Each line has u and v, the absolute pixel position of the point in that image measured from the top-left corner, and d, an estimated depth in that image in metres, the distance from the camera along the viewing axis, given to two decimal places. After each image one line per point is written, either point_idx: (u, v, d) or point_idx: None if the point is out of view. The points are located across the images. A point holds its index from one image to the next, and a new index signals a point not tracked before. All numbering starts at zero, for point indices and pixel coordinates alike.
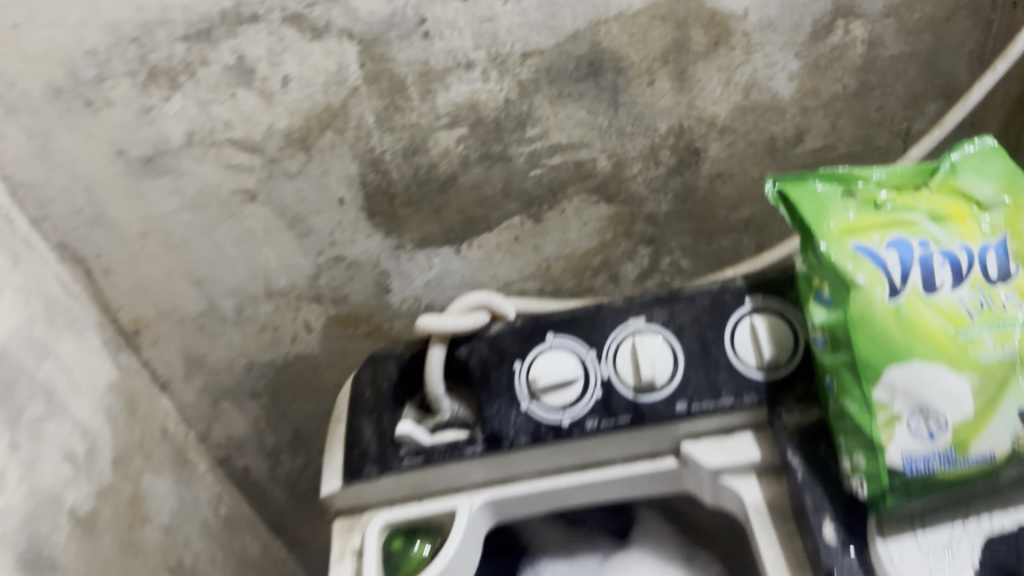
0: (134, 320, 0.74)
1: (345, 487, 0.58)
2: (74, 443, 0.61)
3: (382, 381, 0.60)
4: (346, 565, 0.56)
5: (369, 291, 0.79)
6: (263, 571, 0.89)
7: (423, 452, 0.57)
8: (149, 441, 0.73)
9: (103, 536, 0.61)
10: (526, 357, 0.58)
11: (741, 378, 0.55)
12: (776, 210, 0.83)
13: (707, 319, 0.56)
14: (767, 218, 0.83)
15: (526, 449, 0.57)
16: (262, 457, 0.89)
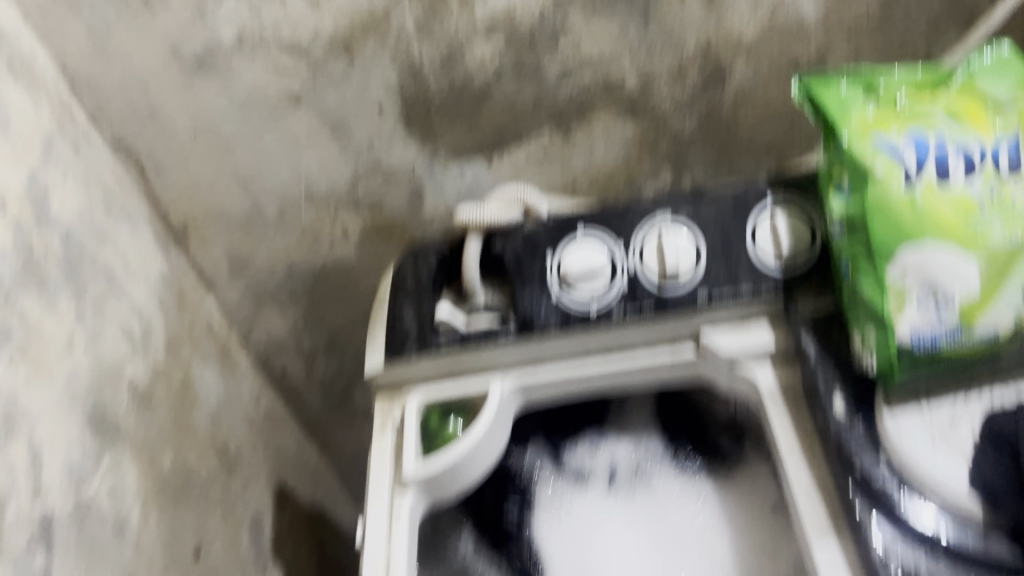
0: (183, 219, 0.78)
1: (387, 367, 0.63)
2: (131, 323, 0.66)
3: (422, 270, 0.64)
4: (387, 440, 0.62)
5: (404, 201, 0.81)
6: (295, 464, 0.96)
7: (459, 336, 0.62)
8: (197, 332, 0.79)
9: (158, 409, 0.67)
10: (557, 251, 0.62)
11: (760, 271, 0.59)
12: (800, 131, 0.81)
13: (730, 216, 0.60)
14: (792, 146, 0.82)
15: (556, 334, 0.61)
16: (300, 359, 0.94)
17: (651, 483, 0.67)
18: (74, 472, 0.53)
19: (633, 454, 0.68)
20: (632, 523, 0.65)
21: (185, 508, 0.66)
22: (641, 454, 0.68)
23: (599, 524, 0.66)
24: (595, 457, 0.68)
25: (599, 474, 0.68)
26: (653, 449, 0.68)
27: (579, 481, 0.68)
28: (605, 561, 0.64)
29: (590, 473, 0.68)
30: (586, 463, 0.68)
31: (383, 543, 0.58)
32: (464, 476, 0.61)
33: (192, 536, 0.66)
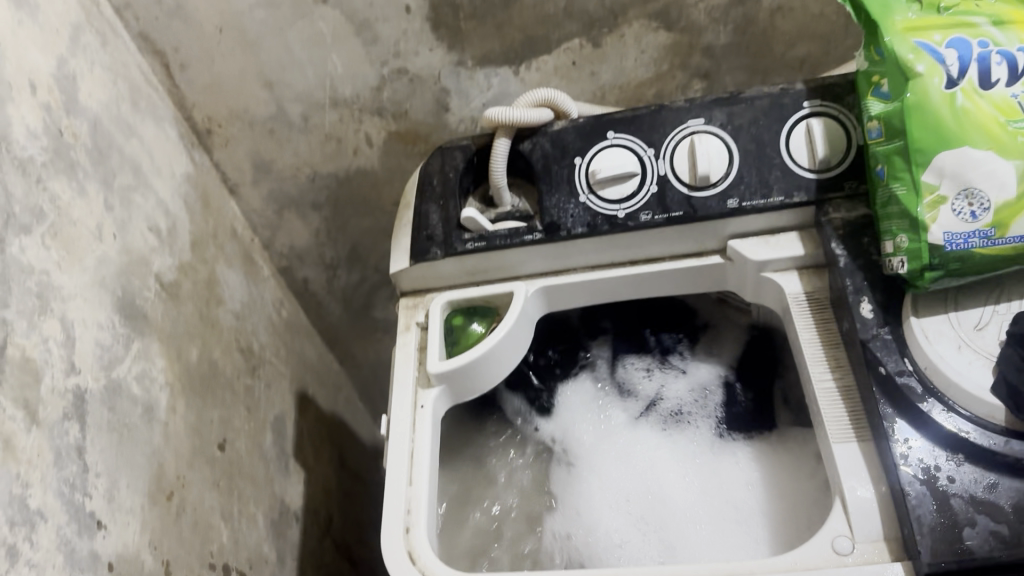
0: (207, 119, 0.77)
1: (412, 266, 0.63)
2: (157, 218, 0.66)
3: (449, 170, 0.63)
4: (412, 336, 0.63)
5: (429, 108, 0.81)
6: (316, 372, 0.97)
7: (485, 237, 0.61)
8: (221, 235, 0.79)
9: (185, 304, 0.67)
10: (586, 154, 0.61)
11: (794, 177, 0.58)
12: (835, 50, 0.79)
13: (765, 120, 0.59)
14: (823, 59, 0.80)
15: (582, 238, 0.61)
16: (321, 270, 0.94)
17: (684, 424, 0.67)
18: (104, 355, 0.53)
19: (684, 394, 0.69)
20: (654, 445, 0.66)
21: (211, 402, 0.67)
22: (693, 395, 0.69)
23: (618, 437, 0.68)
24: (649, 382, 0.71)
25: (644, 396, 0.70)
26: (707, 394, 0.69)
27: (624, 394, 0.71)
28: (618, 466, 0.65)
29: (636, 390, 0.71)
30: (638, 381, 0.71)
31: (409, 440, 0.58)
32: (488, 373, 0.61)
33: (218, 429, 0.67)
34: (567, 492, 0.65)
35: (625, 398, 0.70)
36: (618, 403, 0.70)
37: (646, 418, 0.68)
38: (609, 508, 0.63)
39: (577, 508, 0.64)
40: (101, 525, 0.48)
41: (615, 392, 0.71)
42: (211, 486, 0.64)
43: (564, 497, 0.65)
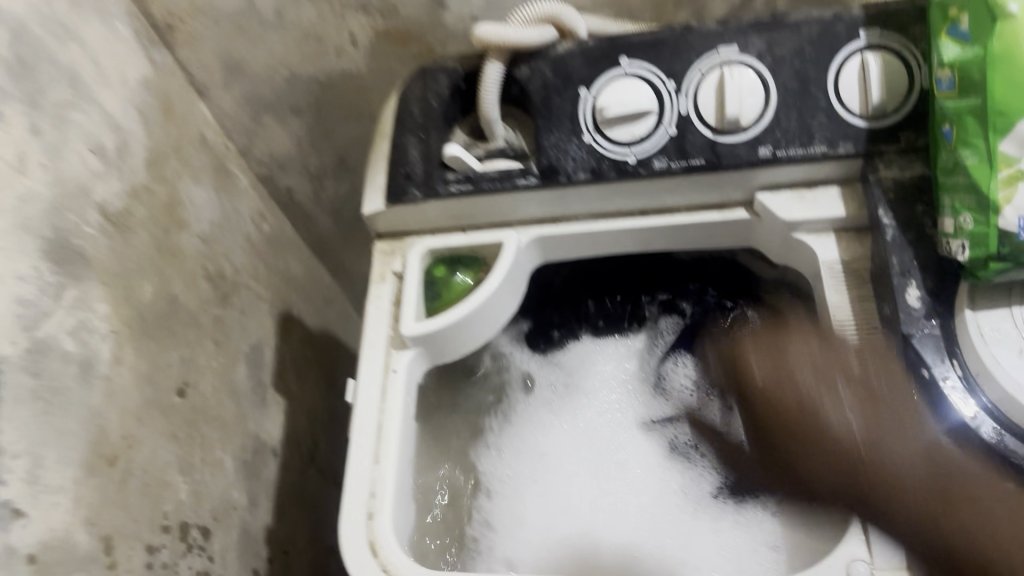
0: (168, 15, 0.68)
1: (388, 210, 0.55)
2: (102, 135, 0.58)
3: (431, 97, 0.54)
4: (387, 288, 0.56)
5: (422, 4, 0.70)
6: (302, 288, 0.91)
7: (472, 180, 0.53)
8: (186, 146, 0.71)
9: (137, 234, 0.60)
10: (593, 85, 0.52)
11: (840, 124, 0.49)
12: None
13: (811, 52, 0.49)
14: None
15: (584, 185, 0.52)
16: (306, 179, 0.87)
17: (688, 462, 0.59)
18: (26, 312, 0.47)
19: None
20: (641, 469, 0.60)
21: (169, 342, 0.61)
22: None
23: (614, 439, 0.63)
24: (692, 396, 0.63)
25: (674, 407, 0.62)
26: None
27: (657, 391, 0.64)
28: (598, 470, 0.61)
29: (669, 394, 0.63)
30: (678, 386, 0.63)
31: (375, 412, 0.51)
32: (471, 333, 0.54)
33: (177, 372, 0.61)
34: (527, 460, 0.63)
35: (654, 397, 0.64)
36: (644, 397, 0.64)
37: (656, 430, 0.62)
38: (557, 506, 0.60)
39: (522, 484, 0.61)
40: (20, 514, 0.43)
41: (649, 384, 0.64)
42: (167, 438, 0.58)
43: (518, 463, 0.62)
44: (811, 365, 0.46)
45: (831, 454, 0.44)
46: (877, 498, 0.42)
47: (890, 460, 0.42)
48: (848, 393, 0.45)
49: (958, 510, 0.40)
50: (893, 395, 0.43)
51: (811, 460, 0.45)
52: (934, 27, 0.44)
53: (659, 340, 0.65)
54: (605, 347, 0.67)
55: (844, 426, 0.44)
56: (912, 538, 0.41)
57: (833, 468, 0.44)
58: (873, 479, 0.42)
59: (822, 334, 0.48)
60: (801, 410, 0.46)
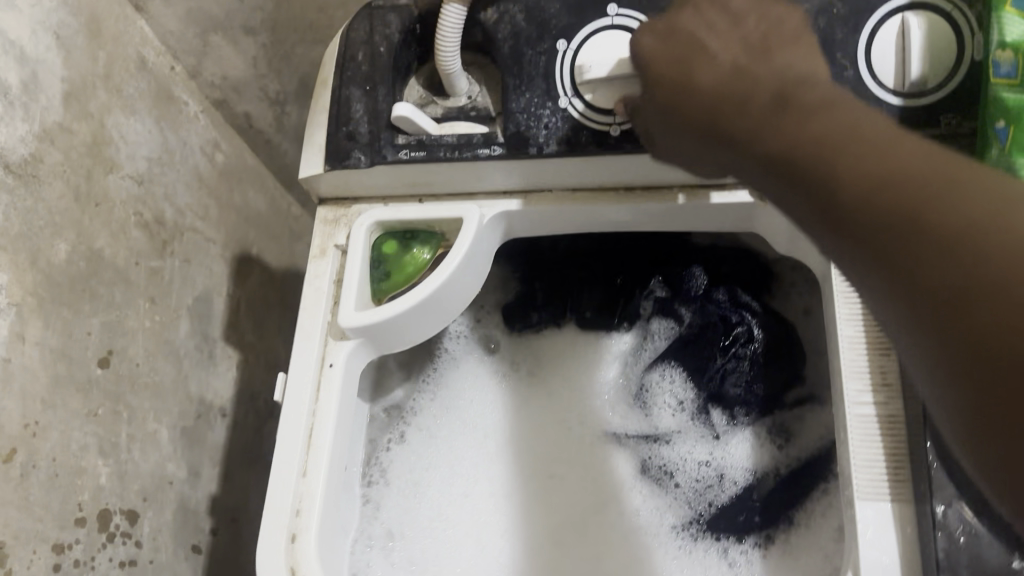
0: None
1: (329, 173, 0.47)
2: (3, 70, 0.50)
3: (380, 41, 0.46)
4: (327, 263, 0.48)
5: None
6: (265, 225, 0.83)
7: (426, 145, 0.45)
8: (118, 73, 0.62)
9: (49, 185, 0.52)
10: (575, 36, 0.43)
11: (870, 101, 0.41)
12: None
13: (841, 9, 0.42)
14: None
15: (557, 159, 0.44)
16: (265, 105, 0.79)
17: (656, 486, 0.57)
18: None
19: (689, 457, 0.57)
20: (606, 485, 0.58)
21: (88, 307, 0.54)
22: (698, 472, 0.56)
23: (580, 449, 0.59)
24: (673, 418, 0.58)
25: (652, 425, 0.58)
26: (715, 483, 0.56)
27: (638, 402, 0.59)
28: (556, 479, 0.59)
29: (648, 409, 0.59)
30: (661, 401, 0.58)
31: (306, 413, 0.45)
32: (421, 324, 0.47)
33: (100, 340, 0.55)
34: (458, 433, 0.60)
35: (632, 408, 0.59)
36: (623, 406, 0.60)
37: (628, 446, 0.59)
38: (500, 510, 0.58)
39: (443, 453, 0.59)
40: None
41: (631, 394, 0.60)
42: (85, 418, 0.52)
43: (442, 423, 0.60)
44: (700, 18, 0.38)
45: (748, 70, 0.35)
46: (802, 109, 0.32)
47: (817, 88, 0.33)
48: (745, 42, 0.37)
49: (877, 150, 0.28)
50: (811, 75, 0.35)
51: (727, 79, 0.36)
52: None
53: (648, 344, 0.60)
54: (585, 346, 0.62)
55: (764, 72, 0.35)
56: (824, 147, 0.30)
57: (760, 81, 0.35)
58: (805, 89, 0.33)
59: (698, 7, 0.39)
60: (689, 48, 0.38)
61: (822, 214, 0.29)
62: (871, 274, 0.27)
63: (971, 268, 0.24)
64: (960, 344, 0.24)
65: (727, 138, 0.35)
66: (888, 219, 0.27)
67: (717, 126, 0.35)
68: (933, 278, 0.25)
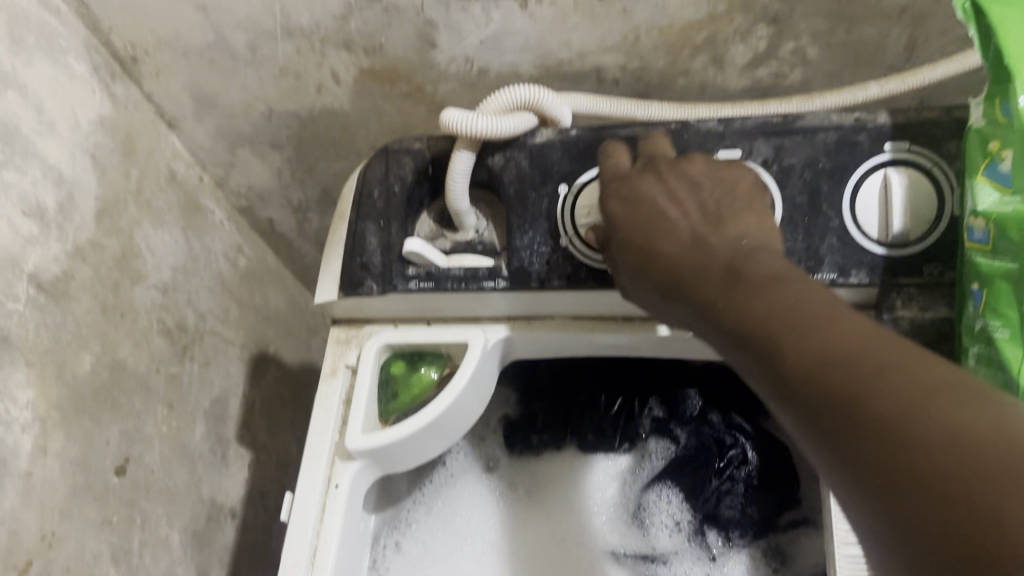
0: (130, 45, 0.63)
1: (341, 299, 0.49)
2: (41, 194, 0.53)
3: (393, 181, 0.49)
4: (337, 383, 0.50)
5: (411, 45, 0.65)
6: (284, 323, 0.86)
7: (434, 277, 0.48)
8: (149, 187, 0.66)
9: (77, 301, 0.55)
10: (574, 181, 0.47)
11: (855, 250, 0.43)
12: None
13: (825, 164, 0.44)
14: (933, 7, 0.61)
15: (558, 292, 0.47)
16: (288, 211, 0.83)
17: None
18: None
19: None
20: None
21: (109, 416, 0.56)
22: None
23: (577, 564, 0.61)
24: (670, 539, 0.60)
25: (650, 544, 0.60)
26: None
27: (636, 521, 0.61)
28: None
29: (647, 527, 0.61)
30: (659, 521, 0.61)
31: (311, 532, 0.46)
32: (424, 444, 0.49)
33: (118, 449, 0.56)
34: (455, 545, 0.61)
35: (630, 526, 0.61)
36: (620, 524, 0.61)
37: (625, 564, 0.60)
38: None
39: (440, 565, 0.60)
40: None
41: (628, 512, 0.62)
42: (99, 526, 0.54)
43: (439, 536, 0.61)
44: (660, 185, 0.42)
45: (702, 236, 0.40)
46: (748, 281, 0.35)
47: (765, 261, 0.37)
48: (701, 205, 0.41)
49: (802, 310, 0.32)
50: (760, 247, 0.38)
51: (682, 245, 0.40)
52: (971, 157, 0.39)
53: (646, 463, 0.62)
54: (584, 463, 0.63)
55: (716, 241, 0.39)
56: (764, 323, 0.33)
57: (712, 255, 0.38)
58: (755, 265, 0.36)
59: (657, 171, 0.44)
60: (653, 212, 0.42)
61: (763, 380, 0.32)
62: (811, 436, 0.29)
63: (926, 445, 0.25)
64: (923, 537, 0.24)
65: (693, 303, 0.38)
66: (830, 397, 0.28)
67: (674, 285, 0.39)
68: (872, 451, 0.26)
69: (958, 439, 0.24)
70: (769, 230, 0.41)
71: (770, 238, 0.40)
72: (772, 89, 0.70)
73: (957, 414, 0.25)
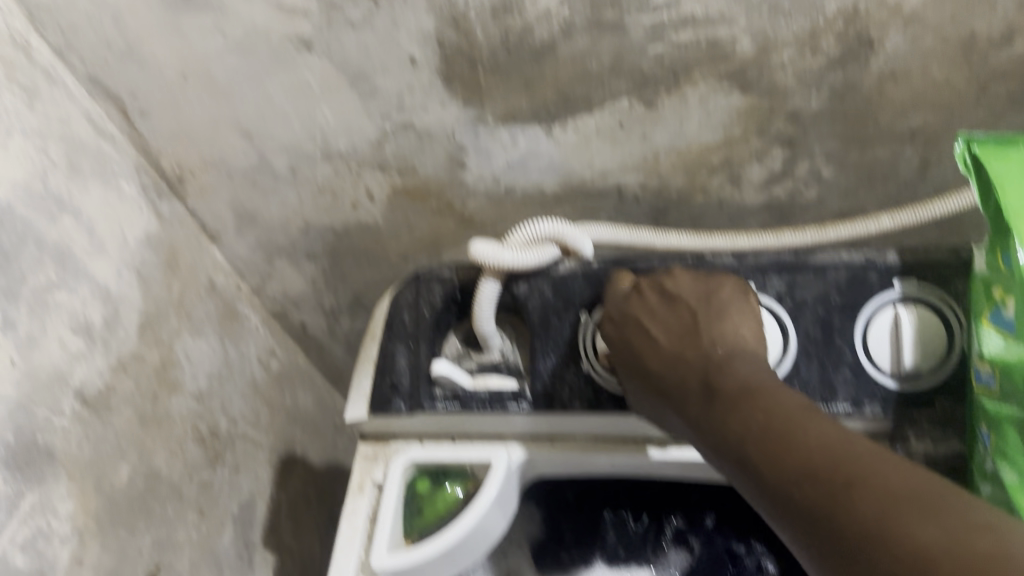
0: (177, 167, 0.67)
1: (370, 418, 0.51)
2: (89, 311, 0.57)
3: (423, 306, 0.52)
4: (364, 500, 0.50)
5: (441, 165, 0.68)
6: (313, 423, 0.88)
7: (461, 398, 0.50)
8: (190, 298, 0.69)
9: (118, 413, 0.58)
10: (595, 310, 0.50)
11: (868, 383, 0.45)
12: (956, 120, 0.62)
13: (836, 300, 0.46)
14: (943, 131, 0.63)
15: (580, 415, 0.49)
16: (320, 315, 0.85)
17: None
18: None
19: None
20: None
21: (143, 525, 0.58)
22: None
23: None
24: None
25: None
26: None
27: None
28: None
29: None
30: None
31: None
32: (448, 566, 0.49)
33: (151, 557, 0.58)
34: None
35: None
36: None
37: None
38: None
39: None
40: None
41: None
42: None
43: None
44: (644, 301, 0.47)
45: (680, 351, 0.44)
46: (723, 398, 0.40)
47: (737, 370, 0.41)
48: (682, 318, 0.45)
49: (780, 424, 0.37)
50: (734, 352, 0.42)
51: (663, 361, 0.44)
52: (977, 303, 0.41)
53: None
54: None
55: (694, 354, 0.43)
56: (745, 443, 0.37)
57: (688, 371, 0.42)
58: (727, 378, 0.40)
59: (640, 290, 0.48)
60: (637, 329, 0.46)
61: (754, 490, 0.37)
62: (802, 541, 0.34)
63: (902, 550, 0.29)
64: None
65: (683, 417, 0.42)
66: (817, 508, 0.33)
67: (662, 400, 0.43)
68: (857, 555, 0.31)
69: (928, 546, 0.29)
70: (748, 333, 0.44)
71: (747, 341, 0.43)
72: (790, 205, 0.72)
73: (917, 526, 0.30)
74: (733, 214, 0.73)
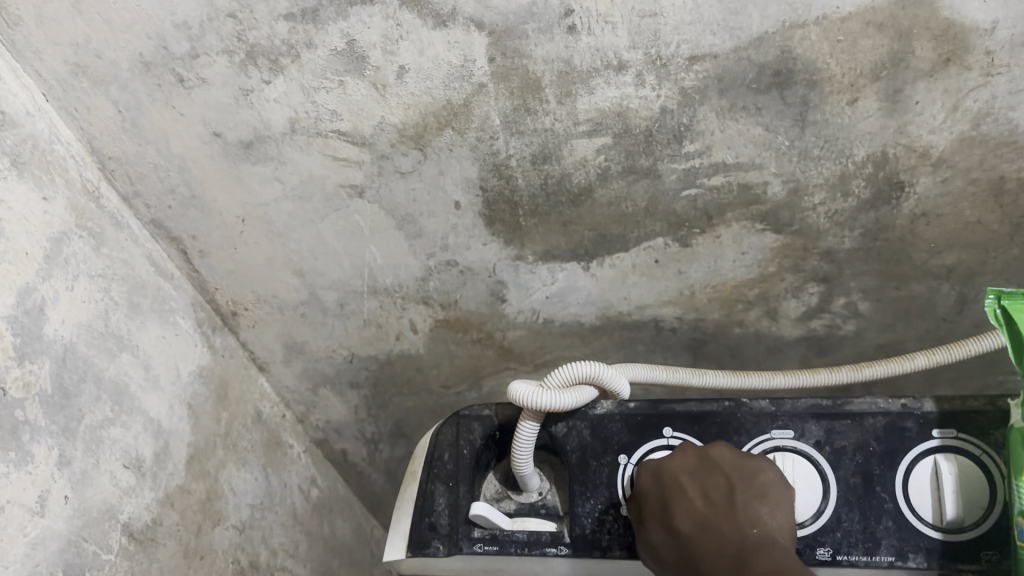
0: (231, 302, 0.71)
1: (408, 558, 0.51)
2: (142, 446, 0.59)
3: (464, 445, 0.53)
4: None
5: (482, 299, 0.70)
6: (349, 551, 0.88)
7: (499, 540, 0.50)
8: (236, 429, 0.71)
9: (162, 546, 0.59)
10: (634, 453, 0.50)
11: (912, 534, 0.45)
12: (992, 259, 0.63)
13: (876, 448, 0.46)
14: (979, 268, 0.64)
15: (620, 562, 0.49)
16: (361, 443, 0.86)
17: None
18: None
19: None
20: None
21: None
22: None
23: None
24: None
25: None
26: None
27: None
28: None
29: None
30: None
31: None
32: None
33: None
34: None
35: None
36: None
37: None
38: None
39: None
40: None
41: None
42: None
43: None
44: (685, 460, 0.46)
45: (715, 520, 0.43)
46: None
47: (773, 558, 0.40)
48: (722, 485, 0.45)
49: None
50: (770, 539, 0.42)
51: (698, 525, 0.44)
52: (1016, 455, 0.41)
53: None
54: None
55: (728, 529, 0.42)
56: None
57: (720, 543, 0.42)
58: (761, 562, 0.40)
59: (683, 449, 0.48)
60: (674, 486, 0.45)
61: None
62: None
63: None
64: None
65: None
66: None
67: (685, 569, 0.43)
68: None
69: None
70: (783, 523, 0.43)
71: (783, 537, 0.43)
72: (827, 339, 0.73)
73: None
74: (771, 347, 0.74)
